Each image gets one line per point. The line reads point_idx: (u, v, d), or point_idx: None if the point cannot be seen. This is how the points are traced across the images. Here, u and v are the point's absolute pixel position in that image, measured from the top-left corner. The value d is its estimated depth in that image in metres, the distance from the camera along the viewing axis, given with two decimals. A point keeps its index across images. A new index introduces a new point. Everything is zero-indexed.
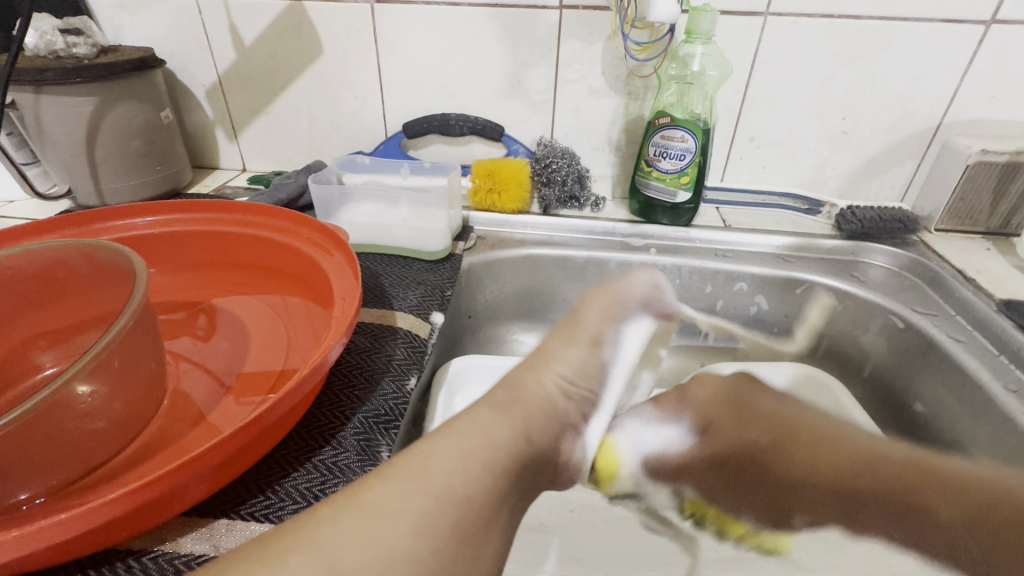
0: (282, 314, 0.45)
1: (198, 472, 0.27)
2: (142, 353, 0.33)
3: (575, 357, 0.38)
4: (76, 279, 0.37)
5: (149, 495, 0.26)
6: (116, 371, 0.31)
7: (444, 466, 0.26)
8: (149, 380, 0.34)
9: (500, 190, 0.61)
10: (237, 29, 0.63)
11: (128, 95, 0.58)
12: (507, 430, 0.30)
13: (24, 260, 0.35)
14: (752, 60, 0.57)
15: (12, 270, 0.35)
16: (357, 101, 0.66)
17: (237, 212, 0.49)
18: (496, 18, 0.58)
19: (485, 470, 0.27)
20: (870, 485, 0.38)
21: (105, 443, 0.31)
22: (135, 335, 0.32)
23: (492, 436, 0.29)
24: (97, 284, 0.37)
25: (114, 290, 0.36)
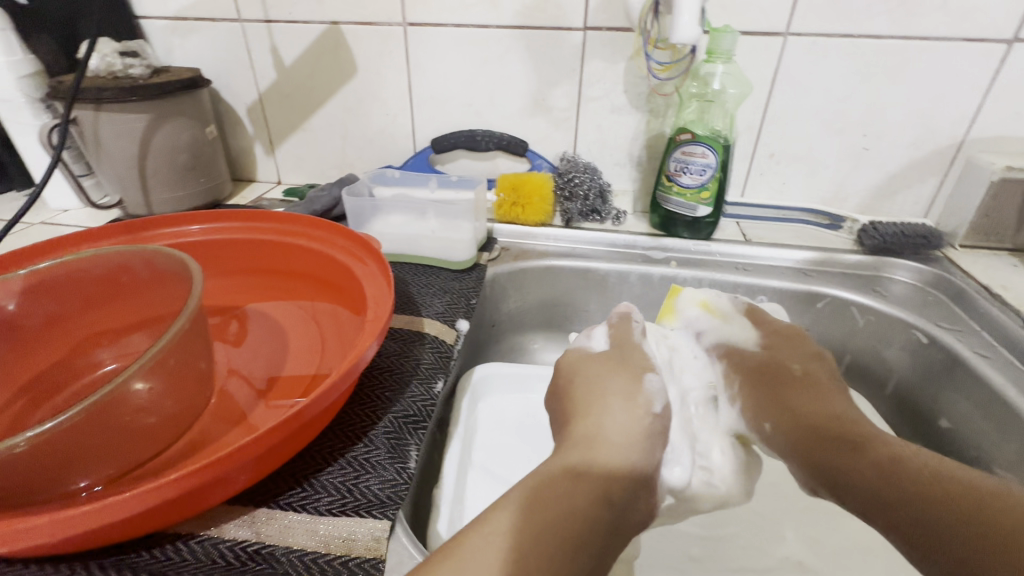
0: (315, 319, 0.47)
1: (241, 462, 0.29)
2: (193, 353, 0.36)
3: (625, 422, 0.37)
4: (136, 283, 0.40)
5: (200, 481, 0.28)
6: (170, 370, 0.33)
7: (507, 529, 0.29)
8: (198, 378, 0.37)
9: (524, 204, 0.63)
10: (279, 51, 0.67)
11: (177, 112, 0.62)
12: (573, 489, 0.32)
13: (92, 264, 0.38)
14: (772, 78, 0.58)
15: (82, 273, 0.38)
16: (388, 117, 0.69)
17: (276, 221, 0.52)
18: (522, 39, 0.61)
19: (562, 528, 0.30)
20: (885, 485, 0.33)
21: (159, 437, 0.34)
22: (188, 336, 0.35)
23: (541, 490, 0.31)
24: (155, 288, 0.40)
25: (171, 294, 0.39)
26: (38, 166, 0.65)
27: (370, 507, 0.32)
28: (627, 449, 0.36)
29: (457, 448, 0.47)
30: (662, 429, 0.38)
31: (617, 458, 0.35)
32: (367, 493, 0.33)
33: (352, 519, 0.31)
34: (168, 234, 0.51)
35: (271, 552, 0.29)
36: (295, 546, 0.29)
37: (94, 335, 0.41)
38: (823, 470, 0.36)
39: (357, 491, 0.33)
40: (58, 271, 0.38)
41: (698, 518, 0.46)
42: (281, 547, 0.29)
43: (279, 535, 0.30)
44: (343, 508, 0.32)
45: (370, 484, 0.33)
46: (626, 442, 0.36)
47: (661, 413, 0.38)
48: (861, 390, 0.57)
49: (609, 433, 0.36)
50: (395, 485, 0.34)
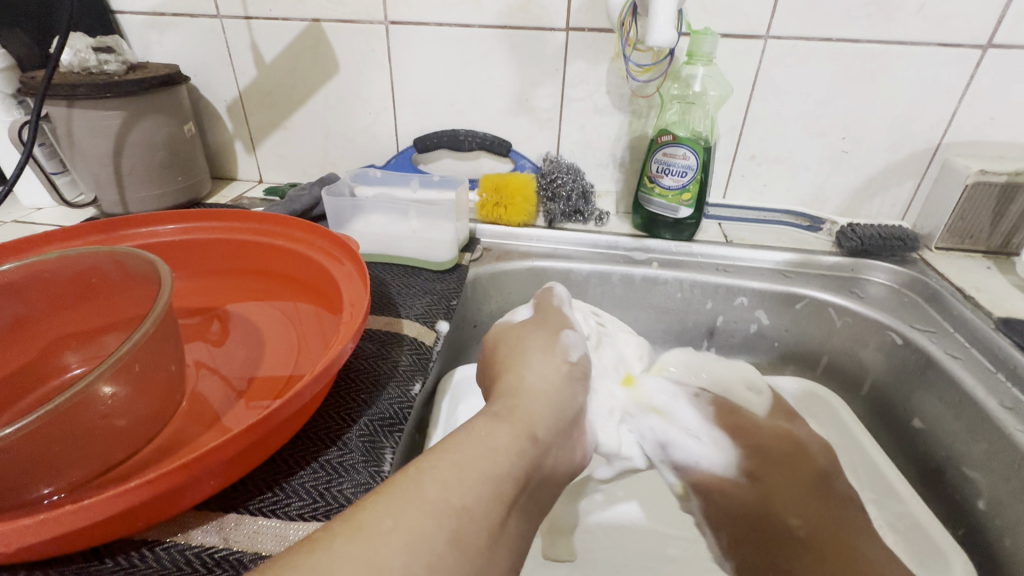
0: (292, 320, 0.47)
1: (209, 467, 0.28)
2: (163, 356, 0.35)
3: (544, 368, 0.35)
4: (106, 284, 0.39)
5: (165, 487, 0.27)
6: (138, 375, 0.32)
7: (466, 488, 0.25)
8: (169, 381, 0.36)
9: (506, 205, 0.63)
10: (259, 48, 0.66)
11: (154, 109, 0.61)
12: (510, 446, 0.28)
13: (61, 265, 0.37)
14: (752, 81, 0.58)
15: (51, 275, 0.38)
16: (371, 116, 0.69)
17: (253, 221, 0.51)
18: (505, 39, 0.61)
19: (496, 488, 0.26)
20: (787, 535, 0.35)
21: (126, 441, 0.33)
22: (157, 341, 0.34)
23: (489, 463, 0.27)
24: (126, 289, 0.39)
25: (141, 296, 0.38)
26: (9, 163, 0.64)
27: (341, 512, 0.32)
28: (545, 398, 0.33)
29: (436, 451, 0.47)
30: (583, 375, 0.37)
31: (537, 404, 0.32)
32: (339, 497, 0.33)
33: (323, 524, 0.31)
34: (143, 234, 0.50)
35: (239, 558, 0.29)
36: (263, 552, 0.29)
37: (63, 338, 0.40)
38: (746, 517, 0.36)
39: (328, 496, 0.33)
40: (24, 275, 0.37)
41: (676, 518, 0.46)
42: (249, 553, 0.29)
43: (247, 541, 0.30)
44: (314, 514, 0.31)
45: (343, 488, 0.33)
46: (545, 389, 0.34)
47: (578, 361, 0.37)
48: (839, 390, 0.58)
49: (532, 380, 0.34)
50: (369, 489, 0.33)
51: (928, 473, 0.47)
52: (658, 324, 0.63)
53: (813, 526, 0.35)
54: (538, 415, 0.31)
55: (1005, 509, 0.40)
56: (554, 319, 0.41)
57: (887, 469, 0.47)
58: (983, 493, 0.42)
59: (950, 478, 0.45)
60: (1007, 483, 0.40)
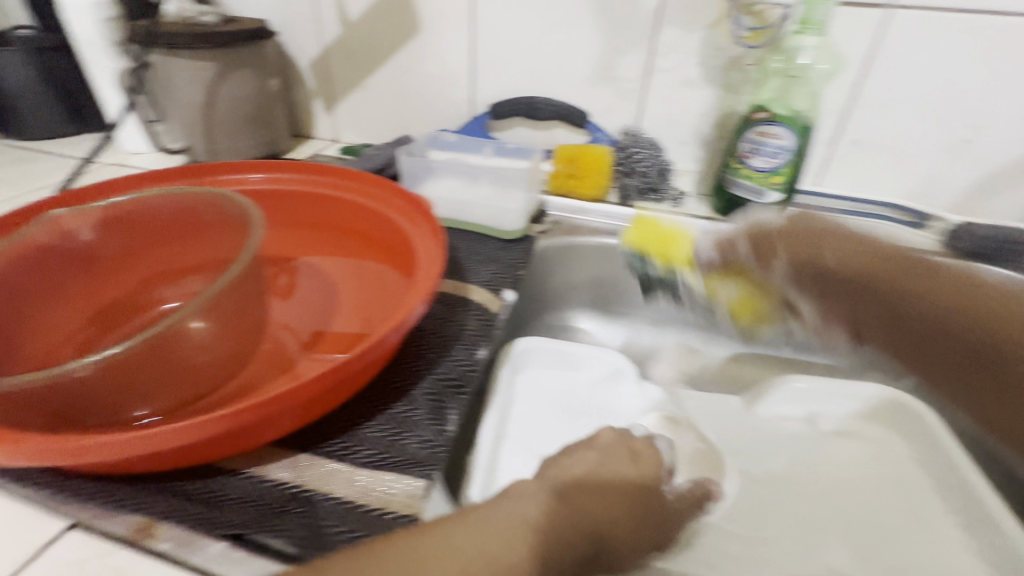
0: (363, 277, 0.47)
1: (292, 403, 0.29)
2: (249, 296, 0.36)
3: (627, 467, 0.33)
4: (200, 225, 0.41)
5: (252, 417, 0.28)
6: (226, 313, 0.33)
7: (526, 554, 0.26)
8: (252, 322, 0.37)
9: (580, 177, 0.61)
10: (345, 6, 0.67)
11: (245, 62, 0.63)
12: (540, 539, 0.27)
13: (163, 202, 0.39)
14: (867, 57, 0.53)
15: (153, 212, 0.40)
16: (448, 79, 0.68)
17: (332, 176, 0.52)
18: (594, 3, 0.58)
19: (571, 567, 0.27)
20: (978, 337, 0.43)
21: (212, 375, 0.34)
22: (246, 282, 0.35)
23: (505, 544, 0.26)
24: (218, 231, 0.40)
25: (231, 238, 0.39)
26: (113, 108, 0.68)
27: (408, 464, 0.32)
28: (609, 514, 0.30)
29: (495, 418, 0.47)
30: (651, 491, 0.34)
31: (611, 489, 0.31)
32: (405, 450, 0.33)
33: (390, 475, 0.31)
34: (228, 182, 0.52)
35: (310, 496, 0.29)
36: (333, 494, 0.29)
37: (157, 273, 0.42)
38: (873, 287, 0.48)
39: (396, 447, 0.33)
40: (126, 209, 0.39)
41: (738, 516, 0.44)
42: (319, 493, 0.29)
43: (318, 481, 0.30)
44: (382, 463, 0.32)
45: (410, 442, 0.33)
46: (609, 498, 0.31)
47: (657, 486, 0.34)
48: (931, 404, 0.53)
49: (620, 471, 0.33)
50: (434, 446, 0.33)
51: None
52: (730, 315, 0.60)
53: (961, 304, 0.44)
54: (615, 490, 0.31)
55: None
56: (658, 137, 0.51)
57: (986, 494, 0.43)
58: None
59: None
60: None
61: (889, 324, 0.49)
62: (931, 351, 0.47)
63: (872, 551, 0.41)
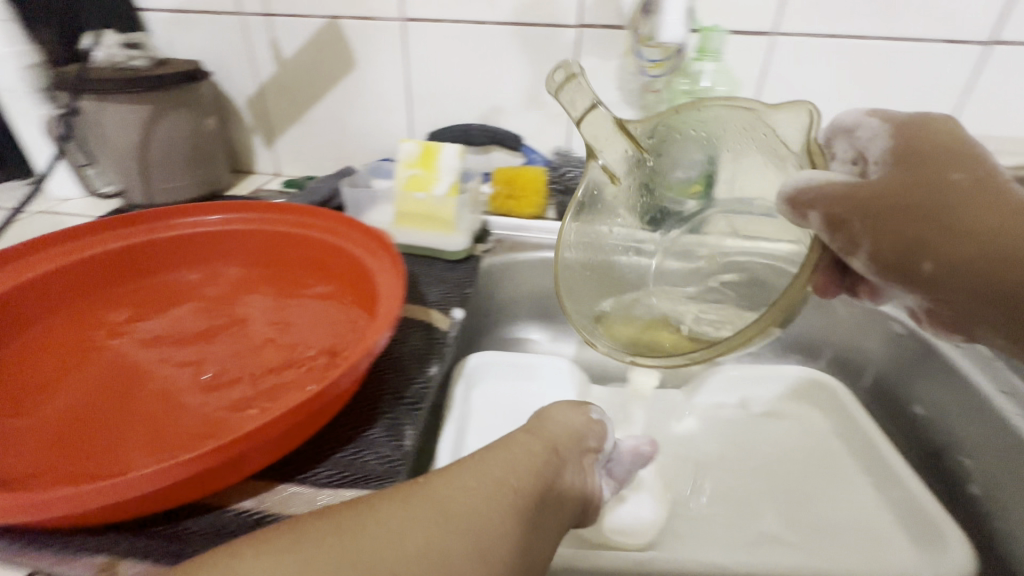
0: (333, 311, 0.47)
1: (261, 441, 0.30)
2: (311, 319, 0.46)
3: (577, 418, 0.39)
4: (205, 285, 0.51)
5: (219, 460, 0.28)
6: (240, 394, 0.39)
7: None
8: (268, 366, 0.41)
9: (518, 197, 0.65)
10: (278, 44, 0.68)
11: (178, 104, 0.63)
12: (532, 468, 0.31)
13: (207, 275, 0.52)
14: (759, 77, 0.59)
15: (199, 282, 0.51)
16: (386, 112, 0.71)
17: (288, 213, 0.53)
18: (517, 36, 0.62)
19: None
20: (993, 268, 0.27)
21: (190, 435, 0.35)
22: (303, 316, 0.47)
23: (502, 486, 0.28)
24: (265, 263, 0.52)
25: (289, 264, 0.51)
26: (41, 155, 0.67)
27: (367, 479, 0.34)
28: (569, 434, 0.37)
29: (452, 432, 0.48)
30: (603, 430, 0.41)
31: (463, 532, 0.25)
32: (364, 467, 0.34)
33: (351, 491, 0.33)
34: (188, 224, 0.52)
35: (273, 520, 0.31)
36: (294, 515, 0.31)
37: (160, 296, 0.49)
38: (969, 285, 0.27)
39: (356, 466, 0.35)
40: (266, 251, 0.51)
41: (680, 497, 0.47)
42: (282, 515, 0.31)
43: (279, 505, 0.32)
44: (342, 480, 0.34)
45: (368, 459, 0.35)
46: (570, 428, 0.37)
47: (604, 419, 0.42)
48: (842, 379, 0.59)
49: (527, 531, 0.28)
50: (392, 460, 0.35)
51: (926, 456, 0.49)
52: None
53: (957, 228, 0.27)
54: (468, 519, 0.25)
55: (998, 490, 0.42)
56: (913, 161, 0.29)
57: (883, 446, 0.49)
58: (976, 479, 0.44)
59: (946, 462, 0.47)
60: (1003, 466, 0.41)
61: (917, 279, 0.29)
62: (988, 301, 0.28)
63: (798, 515, 0.45)
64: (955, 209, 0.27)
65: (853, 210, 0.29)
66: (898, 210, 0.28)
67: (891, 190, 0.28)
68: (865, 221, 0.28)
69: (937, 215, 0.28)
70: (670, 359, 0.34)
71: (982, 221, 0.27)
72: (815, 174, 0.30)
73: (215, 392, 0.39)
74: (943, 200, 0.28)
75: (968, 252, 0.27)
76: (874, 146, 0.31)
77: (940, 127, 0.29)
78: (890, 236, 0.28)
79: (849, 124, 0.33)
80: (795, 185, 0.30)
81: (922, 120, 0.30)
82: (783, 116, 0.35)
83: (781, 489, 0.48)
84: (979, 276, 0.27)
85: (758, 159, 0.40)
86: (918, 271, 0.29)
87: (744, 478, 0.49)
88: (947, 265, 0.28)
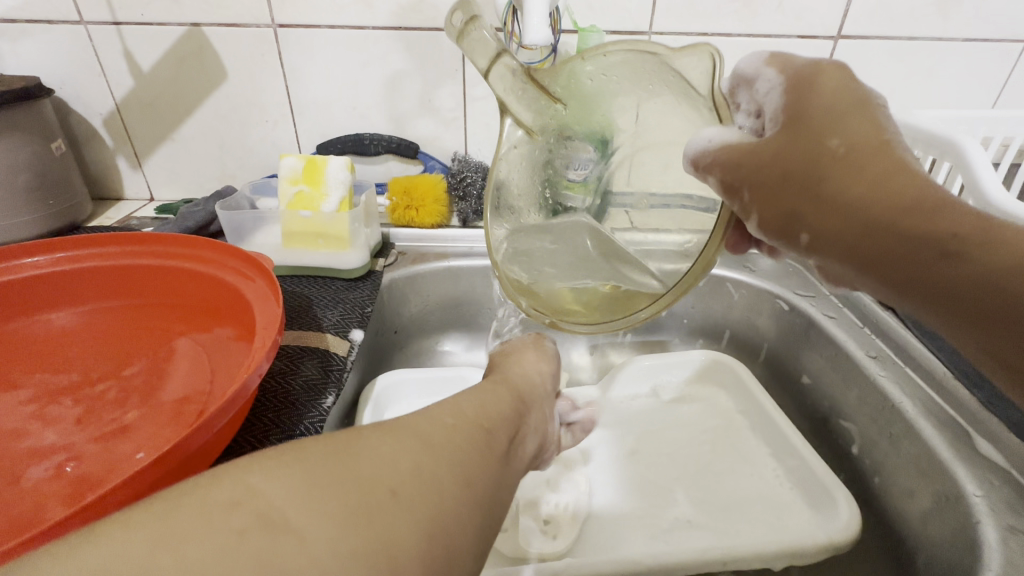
0: (211, 348, 0.42)
1: None
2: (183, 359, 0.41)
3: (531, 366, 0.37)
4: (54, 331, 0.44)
5: None
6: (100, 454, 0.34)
7: (215, 537, 0.15)
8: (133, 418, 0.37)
9: (418, 206, 0.62)
10: (133, 55, 0.62)
11: (12, 127, 0.55)
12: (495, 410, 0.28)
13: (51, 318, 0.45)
14: None
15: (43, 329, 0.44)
16: (267, 124, 0.66)
17: (153, 244, 0.47)
18: (400, 41, 0.60)
19: (256, 567, 0.15)
20: (889, 222, 0.25)
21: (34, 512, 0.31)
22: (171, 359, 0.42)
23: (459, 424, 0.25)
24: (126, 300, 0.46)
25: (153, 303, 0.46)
26: None
27: None
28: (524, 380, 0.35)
29: None
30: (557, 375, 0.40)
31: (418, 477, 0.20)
32: None
33: None
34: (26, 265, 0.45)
35: None
36: None
37: None
38: (855, 245, 0.26)
39: None
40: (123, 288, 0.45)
41: (598, 495, 0.47)
42: None
43: None
44: None
45: None
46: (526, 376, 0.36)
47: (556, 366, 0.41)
48: (742, 357, 0.63)
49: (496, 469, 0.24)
50: None
51: (816, 422, 0.53)
52: None
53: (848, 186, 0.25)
54: (461, 445, 0.23)
55: (872, 447, 0.46)
56: (808, 115, 0.25)
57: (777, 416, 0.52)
58: (855, 439, 0.48)
59: (832, 425, 0.51)
60: (875, 424, 0.45)
61: (809, 241, 0.27)
62: (888, 258, 0.26)
63: (708, 495, 0.47)
64: (850, 162, 0.25)
65: (735, 170, 0.27)
66: (784, 173, 0.26)
67: (776, 151, 0.26)
68: (755, 193, 0.27)
69: (815, 187, 0.25)
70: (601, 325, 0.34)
71: (880, 175, 0.25)
72: (719, 133, 0.27)
73: (54, 459, 0.34)
74: (824, 169, 0.25)
75: (855, 217, 0.25)
76: (771, 101, 0.27)
77: (833, 77, 0.26)
78: (782, 196, 0.26)
79: (749, 72, 0.29)
80: (696, 148, 0.28)
81: (822, 65, 0.26)
82: (685, 60, 0.29)
83: (691, 471, 0.50)
84: (874, 229, 0.25)
85: (667, 102, 0.31)
86: (810, 231, 0.27)
87: (657, 466, 0.50)
88: (839, 228, 0.26)
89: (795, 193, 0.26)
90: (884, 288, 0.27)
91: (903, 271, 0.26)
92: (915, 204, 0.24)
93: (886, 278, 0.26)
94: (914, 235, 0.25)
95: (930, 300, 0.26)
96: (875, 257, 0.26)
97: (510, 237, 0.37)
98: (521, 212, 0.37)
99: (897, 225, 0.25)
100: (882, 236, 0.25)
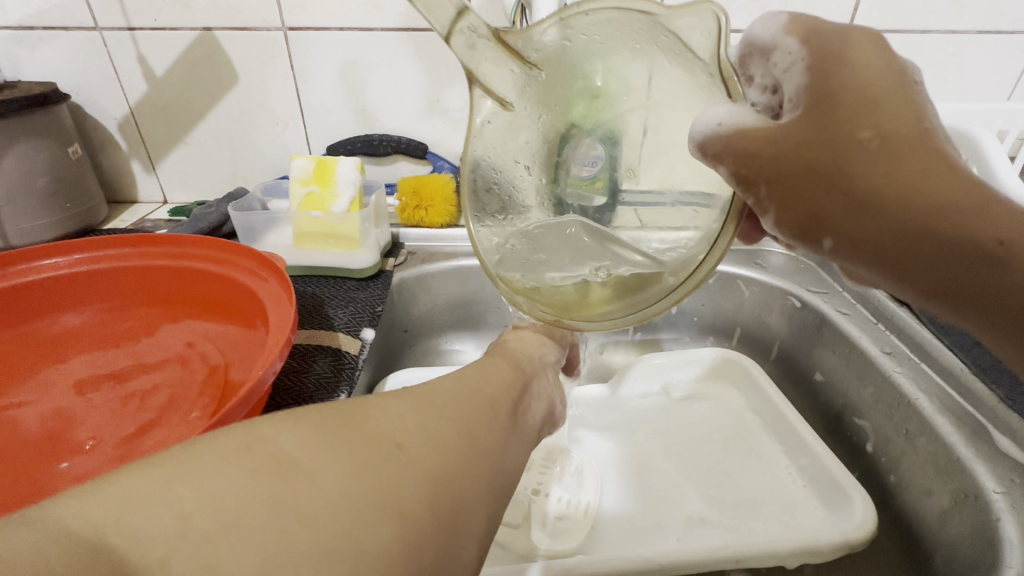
0: (224, 346, 0.43)
1: None
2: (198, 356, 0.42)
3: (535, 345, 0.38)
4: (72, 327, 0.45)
5: None
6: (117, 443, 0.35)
7: (232, 469, 0.16)
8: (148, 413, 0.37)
9: (427, 206, 0.62)
10: (147, 60, 0.63)
11: (30, 132, 0.56)
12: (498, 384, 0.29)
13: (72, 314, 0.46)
14: None
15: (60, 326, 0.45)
16: (278, 127, 0.66)
17: (166, 244, 0.48)
18: (409, 42, 0.60)
19: (273, 505, 0.15)
20: (917, 221, 0.24)
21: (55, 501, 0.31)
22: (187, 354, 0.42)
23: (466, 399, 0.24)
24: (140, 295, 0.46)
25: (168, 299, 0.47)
26: None
27: None
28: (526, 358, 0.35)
29: None
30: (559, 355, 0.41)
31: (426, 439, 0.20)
32: None
33: None
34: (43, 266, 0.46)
35: None
36: None
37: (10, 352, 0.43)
38: (877, 243, 0.25)
39: None
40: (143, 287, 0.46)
41: (609, 493, 0.47)
42: None
43: None
44: None
45: None
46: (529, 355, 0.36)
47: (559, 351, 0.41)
48: (753, 355, 0.62)
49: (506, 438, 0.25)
50: None
51: (830, 420, 0.52)
52: None
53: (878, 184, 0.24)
54: (466, 411, 0.23)
55: (888, 445, 0.45)
56: (834, 98, 0.24)
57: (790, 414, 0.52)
58: (870, 437, 0.47)
59: (846, 422, 0.50)
60: (890, 421, 0.45)
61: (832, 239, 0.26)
62: (913, 257, 0.25)
63: (720, 494, 0.47)
64: (878, 158, 0.24)
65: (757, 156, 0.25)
66: (808, 165, 0.24)
67: (804, 142, 0.24)
68: (773, 187, 0.25)
69: (839, 178, 0.24)
70: (614, 319, 0.33)
71: (908, 168, 0.24)
72: (729, 114, 0.25)
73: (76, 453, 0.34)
74: (848, 157, 0.24)
75: (883, 216, 0.24)
76: (789, 78, 0.26)
77: (857, 54, 0.24)
78: (806, 188, 0.25)
79: (765, 45, 0.27)
80: (704, 129, 0.25)
81: (847, 39, 0.25)
82: (685, 21, 0.27)
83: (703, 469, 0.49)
84: (904, 227, 0.24)
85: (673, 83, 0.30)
86: (834, 229, 0.25)
87: (669, 464, 0.50)
88: (867, 224, 0.24)
89: (821, 193, 0.25)
90: (904, 287, 0.26)
91: (927, 264, 0.25)
92: (941, 201, 0.24)
93: (908, 275, 0.26)
94: (939, 231, 0.24)
95: (947, 292, 0.26)
96: (898, 255, 0.25)
97: (502, 232, 0.36)
98: (524, 211, 0.36)
99: (924, 224, 0.24)
100: (906, 232, 0.24)
